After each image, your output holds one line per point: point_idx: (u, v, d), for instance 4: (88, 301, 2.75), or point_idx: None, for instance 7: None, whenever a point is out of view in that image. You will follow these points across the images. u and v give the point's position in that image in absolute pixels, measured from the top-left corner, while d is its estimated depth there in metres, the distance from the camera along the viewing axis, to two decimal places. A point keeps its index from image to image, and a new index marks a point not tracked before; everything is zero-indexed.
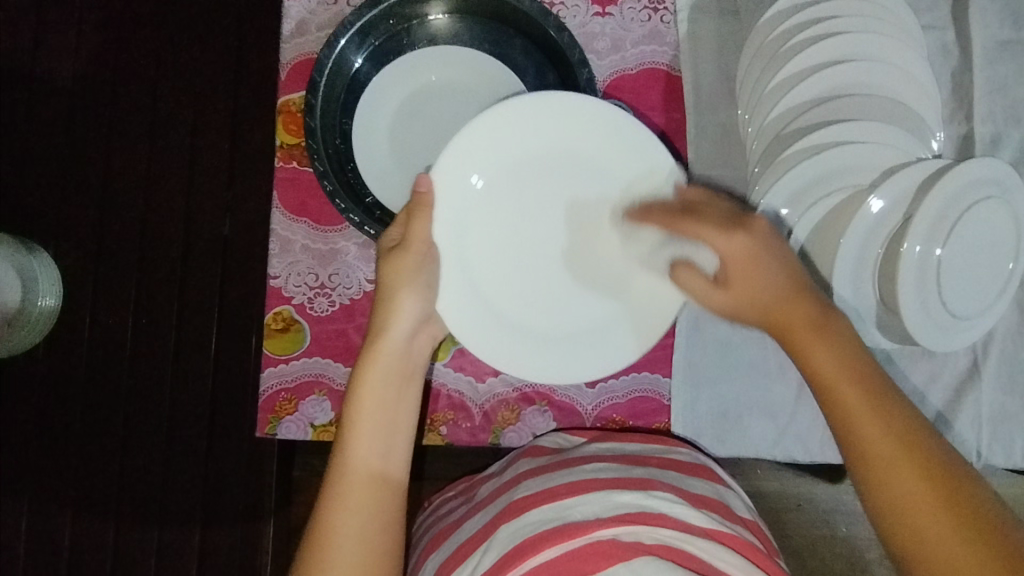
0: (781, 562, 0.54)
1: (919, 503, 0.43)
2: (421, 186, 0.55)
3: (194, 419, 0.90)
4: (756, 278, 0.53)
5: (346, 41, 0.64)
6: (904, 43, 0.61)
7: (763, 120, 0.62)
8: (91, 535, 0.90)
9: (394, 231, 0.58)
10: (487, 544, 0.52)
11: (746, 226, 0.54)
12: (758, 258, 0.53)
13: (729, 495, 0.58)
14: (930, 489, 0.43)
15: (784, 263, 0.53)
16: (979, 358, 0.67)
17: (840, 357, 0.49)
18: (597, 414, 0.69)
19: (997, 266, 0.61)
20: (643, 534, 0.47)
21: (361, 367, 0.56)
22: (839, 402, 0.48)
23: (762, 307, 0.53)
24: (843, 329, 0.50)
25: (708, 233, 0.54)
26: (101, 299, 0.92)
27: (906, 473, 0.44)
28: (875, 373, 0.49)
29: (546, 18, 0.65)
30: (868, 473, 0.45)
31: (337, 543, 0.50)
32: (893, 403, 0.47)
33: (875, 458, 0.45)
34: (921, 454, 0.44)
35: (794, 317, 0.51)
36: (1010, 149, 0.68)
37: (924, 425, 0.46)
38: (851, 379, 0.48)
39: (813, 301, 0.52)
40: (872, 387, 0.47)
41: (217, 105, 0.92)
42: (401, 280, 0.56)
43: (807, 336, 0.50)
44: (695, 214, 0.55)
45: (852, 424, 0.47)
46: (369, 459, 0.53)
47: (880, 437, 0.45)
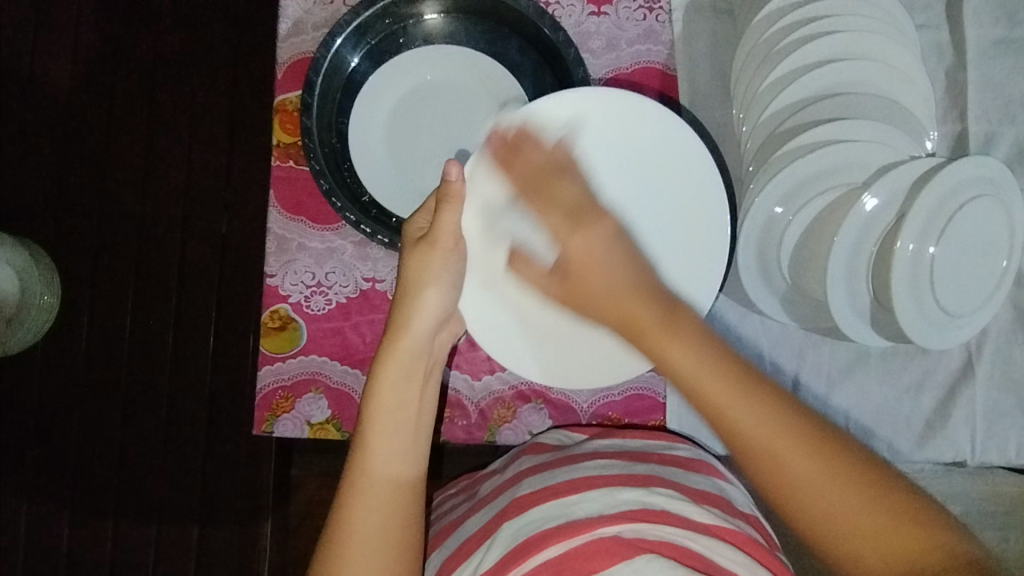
0: (782, 556, 0.54)
1: (818, 488, 0.42)
2: (450, 176, 0.54)
3: (192, 417, 0.90)
4: (597, 277, 0.54)
5: (341, 41, 0.64)
6: (896, 43, 0.61)
7: (756, 119, 0.63)
8: (89, 532, 0.90)
9: (421, 219, 0.59)
10: (490, 542, 0.52)
11: (585, 225, 0.57)
12: (601, 251, 0.55)
13: (730, 490, 0.59)
14: (823, 471, 0.43)
15: (626, 255, 0.55)
16: (972, 355, 0.67)
17: (707, 362, 0.46)
18: (593, 411, 0.70)
19: (989, 263, 0.61)
20: (645, 531, 0.48)
21: (382, 362, 0.56)
22: (693, 386, 0.46)
23: (605, 312, 0.53)
24: (693, 324, 0.49)
25: (553, 225, 0.57)
26: (99, 298, 0.92)
27: (795, 457, 0.43)
28: (733, 362, 0.47)
29: (541, 17, 0.65)
30: (756, 459, 0.44)
31: (357, 540, 0.50)
32: (772, 397, 0.45)
33: (762, 446, 0.44)
34: (838, 458, 0.43)
35: (644, 318, 0.50)
36: (1004, 148, 0.68)
37: (813, 415, 0.45)
38: (717, 370, 0.46)
39: (658, 303, 0.51)
40: (739, 374, 0.46)
41: (213, 105, 0.92)
42: (427, 273, 0.56)
43: (660, 337, 0.49)
44: (548, 195, 0.57)
45: (742, 435, 0.44)
46: (388, 457, 0.53)
47: (767, 429, 0.44)
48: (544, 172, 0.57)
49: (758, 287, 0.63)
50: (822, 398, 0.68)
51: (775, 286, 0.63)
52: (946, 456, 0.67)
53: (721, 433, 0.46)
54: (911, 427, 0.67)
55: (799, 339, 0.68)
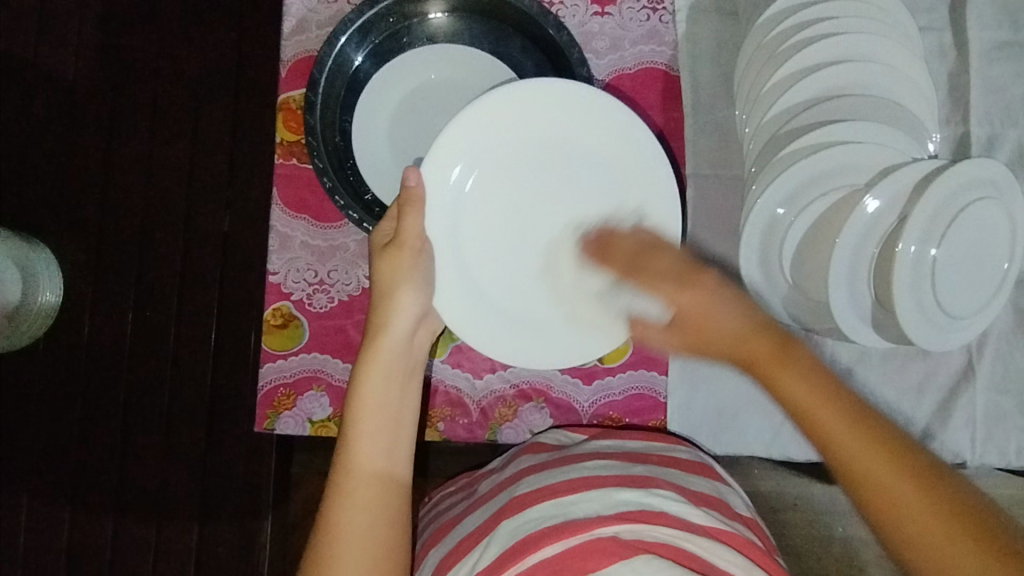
0: (780, 559, 0.54)
1: (929, 528, 0.41)
2: (408, 182, 0.55)
3: (193, 414, 0.91)
4: (716, 333, 0.52)
5: (346, 39, 0.64)
6: (899, 45, 0.61)
7: (760, 120, 0.63)
8: (90, 528, 0.90)
9: (386, 226, 0.59)
10: (487, 541, 0.52)
11: (695, 283, 0.53)
12: (713, 304, 0.52)
13: (728, 492, 0.59)
14: (931, 507, 0.42)
15: (740, 301, 0.52)
16: (973, 358, 0.67)
17: (816, 383, 0.47)
18: (594, 410, 0.70)
19: (991, 265, 0.61)
20: (643, 532, 0.48)
21: (363, 363, 0.56)
22: (799, 408, 0.47)
23: (725, 350, 0.52)
24: (805, 356, 0.49)
25: (665, 292, 0.54)
26: (101, 294, 0.92)
27: (899, 490, 0.43)
28: (842, 390, 0.47)
29: (546, 17, 0.65)
30: (857, 485, 0.44)
31: (346, 541, 0.50)
32: (881, 426, 0.45)
33: (863, 475, 0.44)
34: (950, 500, 0.42)
35: (760, 351, 0.50)
36: (1006, 151, 0.68)
37: (928, 457, 0.44)
38: (821, 398, 0.46)
39: (774, 333, 0.50)
40: (850, 406, 0.46)
41: (217, 103, 0.92)
42: (399, 277, 0.56)
43: (773, 367, 0.49)
44: (649, 270, 0.55)
45: (848, 458, 0.44)
46: (374, 456, 0.54)
47: (873, 460, 0.44)
48: (642, 250, 0.57)
49: (759, 289, 0.63)
50: None
51: (776, 287, 0.63)
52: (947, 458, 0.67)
53: (824, 452, 0.46)
54: (912, 428, 0.67)
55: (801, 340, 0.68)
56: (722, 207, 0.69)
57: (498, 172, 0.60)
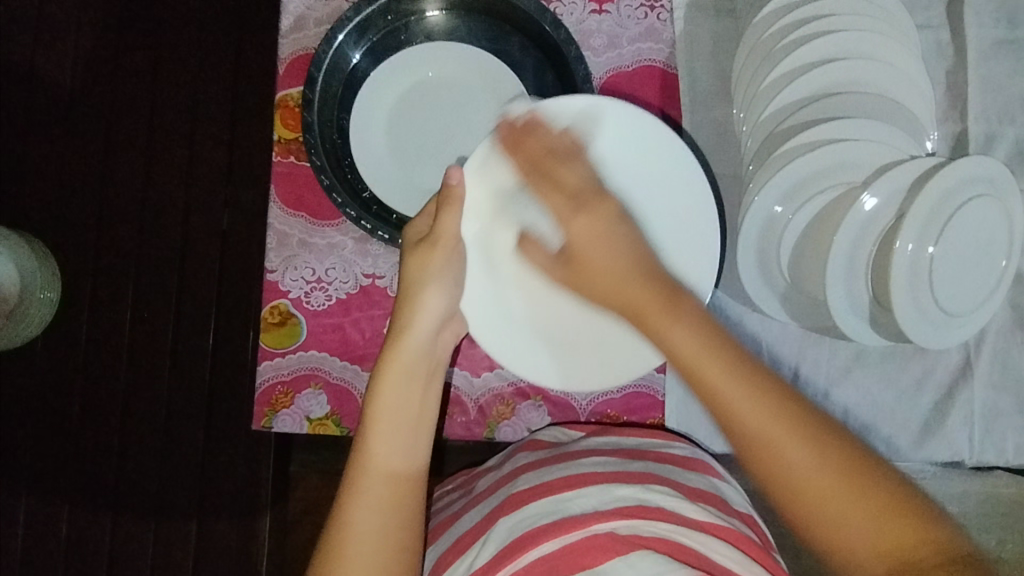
0: (777, 555, 0.54)
1: (810, 474, 0.42)
2: (450, 180, 0.54)
3: (191, 412, 0.90)
4: (597, 264, 0.54)
5: (344, 37, 0.64)
6: (897, 43, 0.62)
7: (757, 117, 0.63)
8: (88, 527, 0.90)
9: (421, 223, 0.59)
10: (485, 538, 0.52)
11: (589, 208, 0.56)
12: (605, 237, 0.54)
13: (726, 488, 0.59)
14: (813, 457, 0.42)
15: (629, 240, 0.54)
16: (971, 355, 0.67)
17: (700, 338, 0.47)
18: (592, 409, 0.70)
19: (988, 263, 0.61)
20: (640, 528, 0.48)
21: (385, 359, 0.56)
22: (686, 363, 0.47)
23: (606, 293, 0.54)
24: (692, 309, 0.49)
25: (557, 211, 0.56)
26: (99, 293, 0.92)
27: (783, 439, 0.43)
28: (731, 345, 0.47)
29: (541, 14, 0.65)
30: (743, 439, 0.44)
31: (355, 539, 0.50)
32: (763, 375, 0.45)
33: (749, 427, 0.44)
34: (830, 445, 0.42)
35: (646, 304, 0.50)
36: (1003, 149, 0.68)
37: (808, 404, 0.45)
38: (710, 352, 0.46)
39: (656, 287, 0.51)
40: (735, 358, 0.46)
41: (214, 101, 0.92)
42: (430, 276, 0.56)
43: (660, 319, 0.49)
44: (552, 178, 0.56)
45: (737, 417, 0.44)
46: (390, 454, 0.53)
47: (756, 410, 0.44)
48: (546, 157, 0.56)
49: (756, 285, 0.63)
50: (821, 396, 0.68)
51: (774, 284, 0.63)
52: (944, 455, 0.67)
53: (715, 411, 0.45)
54: (910, 426, 0.67)
55: (799, 337, 0.68)
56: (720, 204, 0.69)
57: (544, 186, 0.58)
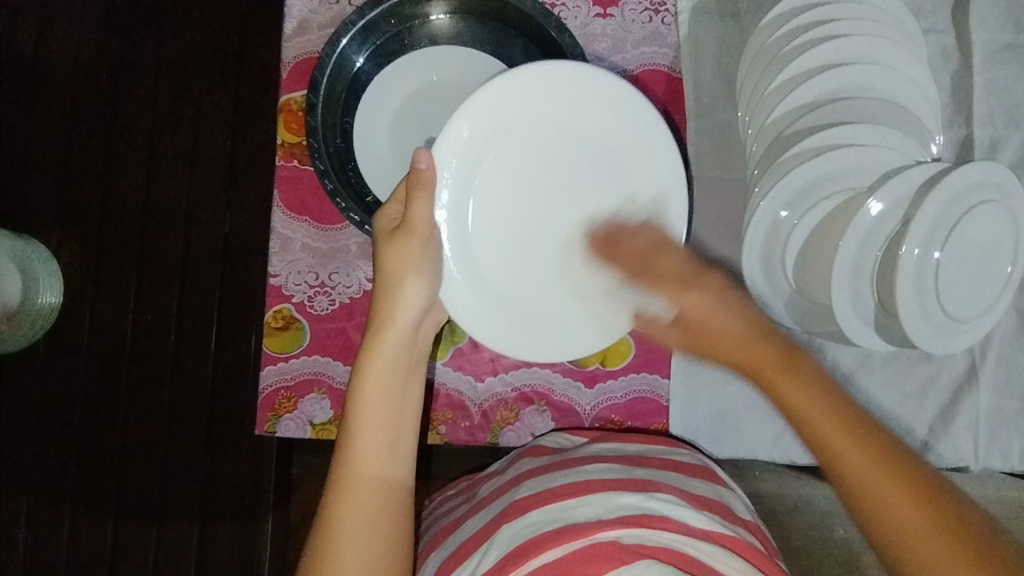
0: (780, 563, 0.54)
1: (931, 549, 0.42)
2: (420, 164, 0.53)
3: (194, 416, 0.90)
4: (719, 338, 0.54)
5: (347, 41, 0.64)
6: (903, 47, 0.61)
7: (762, 122, 0.63)
8: (90, 531, 0.90)
9: (393, 210, 0.58)
10: (487, 545, 0.52)
11: (701, 286, 0.55)
12: (721, 310, 0.54)
13: (729, 495, 0.59)
14: (936, 528, 0.42)
15: (746, 312, 0.54)
16: (976, 361, 0.67)
17: (831, 409, 0.47)
18: (596, 414, 0.70)
19: (994, 269, 0.61)
20: (644, 537, 0.47)
21: (367, 355, 0.56)
22: (805, 421, 0.48)
23: (729, 356, 0.53)
24: (813, 366, 0.50)
25: (670, 294, 0.55)
26: (101, 296, 0.92)
27: (902, 505, 0.43)
28: (846, 404, 0.48)
29: (546, 18, 0.64)
30: (863, 501, 0.44)
31: (345, 535, 0.50)
32: (885, 440, 0.46)
33: (870, 490, 0.44)
34: (957, 522, 0.42)
35: (766, 360, 0.51)
36: (1009, 154, 0.68)
37: (936, 476, 0.45)
38: (830, 414, 0.47)
39: (776, 342, 0.52)
40: (853, 421, 0.47)
41: (217, 104, 0.92)
42: (405, 263, 0.56)
43: (777, 375, 0.50)
44: (653, 271, 0.56)
45: (849, 473, 0.45)
46: (375, 454, 0.53)
47: (875, 471, 0.44)
48: (650, 252, 0.57)
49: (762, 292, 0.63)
50: None
51: (780, 290, 0.63)
52: (950, 461, 0.67)
53: (827, 467, 0.47)
54: (915, 432, 0.67)
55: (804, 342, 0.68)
56: (725, 209, 0.69)
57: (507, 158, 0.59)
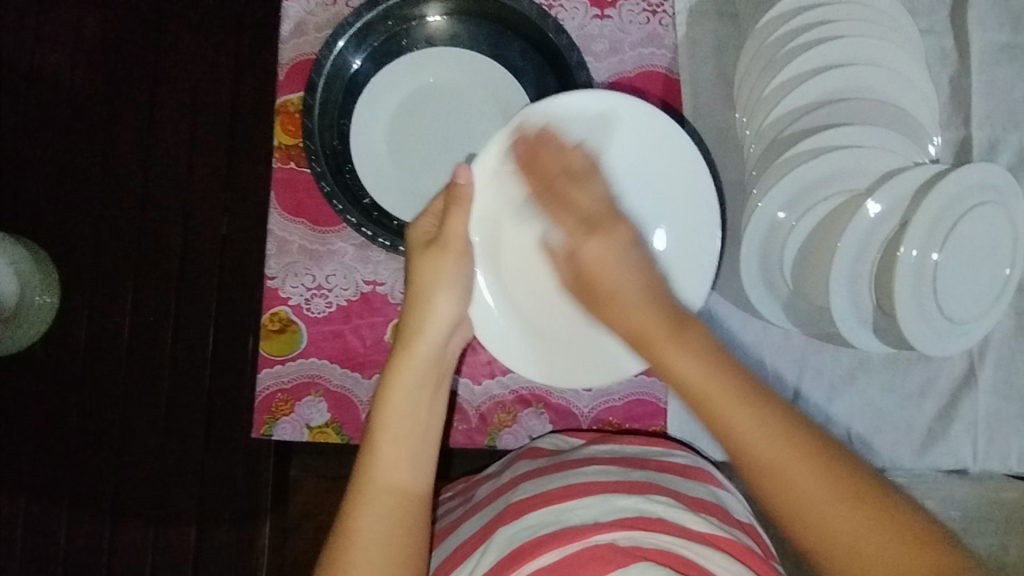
0: (778, 566, 0.54)
1: (836, 522, 0.41)
2: (459, 179, 0.56)
3: (192, 418, 0.90)
4: (619, 292, 0.51)
5: (344, 43, 0.64)
6: (901, 49, 0.61)
7: (761, 123, 0.63)
8: (88, 533, 0.90)
9: (427, 224, 0.60)
10: (484, 548, 0.52)
11: (601, 230, 0.54)
12: (615, 258, 0.52)
13: (727, 497, 0.58)
14: (837, 498, 0.41)
15: (642, 266, 0.52)
16: (975, 363, 0.67)
17: (705, 366, 0.46)
18: (594, 416, 0.69)
19: (993, 271, 0.61)
20: (641, 539, 0.47)
21: (394, 365, 0.56)
22: (698, 399, 0.45)
23: (625, 325, 0.51)
24: (699, 334, 0.48)
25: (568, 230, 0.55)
26: (98, 297, 0.92)
27: (805, 482, 0.42)
28: (738, 373, 0.46)
29: (544, 20, 0.65)
30: (766, 481, 0.43)
31: (364, 544, 0.50)
32: (777, 412, 0.44)
33: (773, 468, 0.43)
34: (857, 487, 0.42)
35: (651, 330, 0.49)
36: (1007, 155, 0.68)
37: (824, 437, 0.44)
38: (721, 390, 0.45)
39: (665, 309, 0.50)
40: (747, 393, 0.45)
41: (213, 106, 0.92)
42: (439, 278, 0.57)
43: (664, 345, 0.47)
44: (564, 199, 0.56)
45: (749, 450, 0.43)
46: (396, 464, 0.53)
47: (772, 447, 0.43)
48: (563, 181, 0.56)
49: (761, 294, 0.63)
50: (825, 404, 0.67)
51: (778, 292, 0.63)
52: (948, 463, 0.67)
53: (726, 446, 0.45)
54: (913, 434, 0.67)
55: (801, 344, 0.68)
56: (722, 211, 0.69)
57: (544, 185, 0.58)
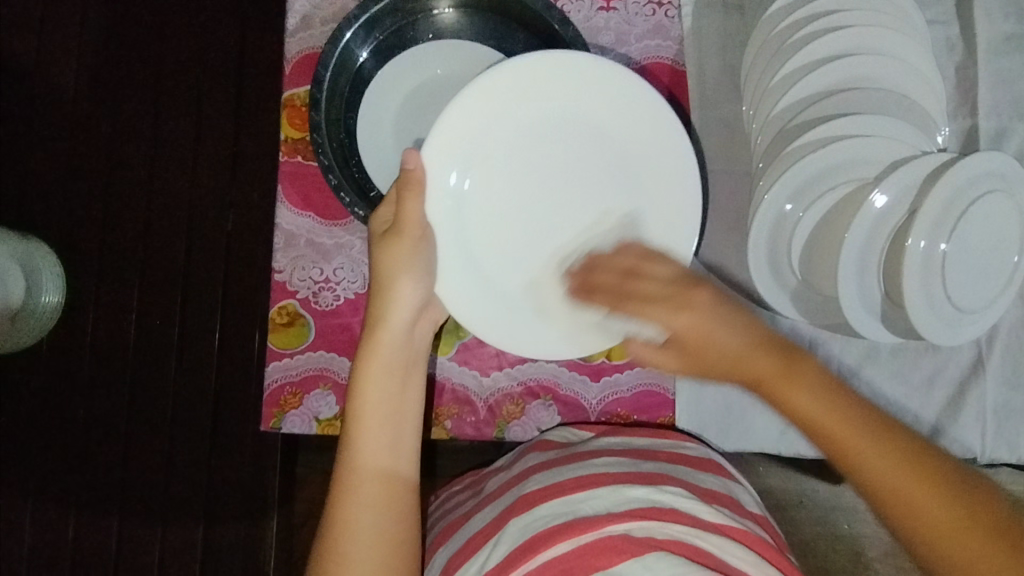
0: (791, 556, 0.54)
1: (959, 541, 0.42)
2: (409, 164, 0.54)
3: (197, 414, 0.90)
4: (712, 351, 0.49)
5: (351, 35, 0.64)
6: (906, 37, 0.61)
7: (767, 113, 0.63)
8: (96, 530, 0.90)
9: (386, 212, 0.58)
10: (497, 539, 0.52)
11: (690, 297, 0.50)
12: (714, 324, 0.49)
13: (738, 489, 0.59)
14: (958, 522, 0.42)
15: (742, 321, 0.49)
16: (983, 352, 0.67)
17: (827, 400, 0.46)
18: (602, 408, 0.69)
19: (1001, 260, 0.61)
20: (654, 529, 0.47)
21: (362, 359, 0.55)
22: (817, 429, 0.46)
23: (725, 372, 0.49)
24: (814, 372, 0.47)
25: (654, 311, 0.50)
26: (104, 295, 0.92)
27: (923, 500, 0.43)
28: (857, 401, 0.46)
29: (550, 11, 0.64)
30: (888, 506, 0.44)
31: (356, 536, 0.50)
32: (895, 434, 0.45)
33: (890, 490, 0.43)
34: (972, 507, 0.42)
35: (765, 374, 0.47)
36: (1014, 144, 0.67)
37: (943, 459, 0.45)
38: (847, 419, 0.45)
39: (776, 352, 0.48)
40: (870, 421, 0.45)
41: (218, 103, 0.92)
42: (397, 267, 0.55)
43: (783, 389, 0.47)
44: (637, 274, 0.53)
45: (870, 475, 0.44)
46: (377, 454, 0.53)
47: (893, 471, 0.43)
48: (631, 270, 0.53)
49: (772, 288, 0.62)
50: None
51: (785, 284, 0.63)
52: (957, 452, 0.67)
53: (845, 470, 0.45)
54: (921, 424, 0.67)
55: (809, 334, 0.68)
56: (729, 202, 0.69)
57: (500, 156, 0.59)
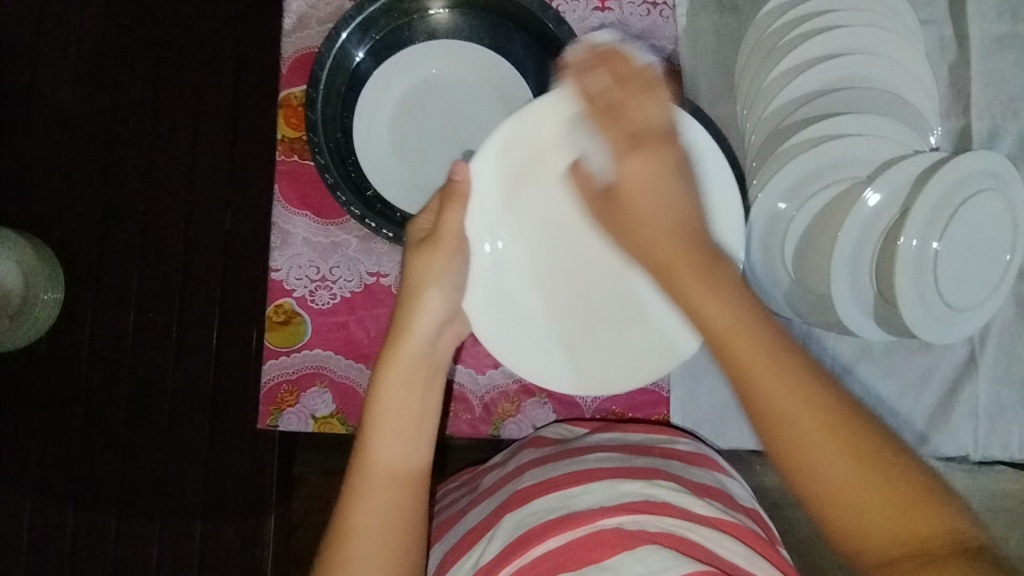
0: (782, 549, 0.55)
1: (844, 480, 0.40)
2: (456, 175, 0.56)
3: (196, 411, 0.91)
4: (643, 203, 0.50)
5: (347, 34, 0.64)
6: (897, 36, 0.61)
7: (761, 114, 0.64)
8: (94, 527, 0.90)
9: (425, 220, 0.59)
10: (491, 533, 0.52)
11: (645, 148, 0.51)
12: (654, 183, 0.50)
13: (731, 483, 0.59)
14: (849, 464, 0.41)
15: (670, 201, 0.50)
16: (975, 350, 0.67)
17: (737, 314, 0.44)
18: (597, 406, 0.70)
19: (993, 258, 0.61)
20: (647, 522, 0.48)
21: (387, 365, 0.56)
22: (716, 335, 0.45)
23: (648, 238, 0.50)
24: (731, 281, 0.46)
25: (616, 149, 0.52)
26: (103, 293, 0.92)
27: (809, 432, 0.41)
28: (755, 314, 0.45)
29: (544, 10, 0.65)
30: (768, 426, 0.42)
31: (363, 532, 0.51)
32: (793, 360, 0.43)
33: (777, 414, 0.42)
34: (866, 449, 0.41)
35: (678, 261, 0.48)
36: (1007, 144, 0.68)
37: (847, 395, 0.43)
38: (744, 330, 0.44)
39: (697, 247, 0.48)
40: (775, 343, 0.43)
41: (216, 103, 0.93)
42: (428, 276, 0.57)
43: (687, 274, 0.47)
44: (615, 112, 0.53)
45: (766, 394, 0.42)
46: (392, 453, 0.53)
47: (790, 398, 0.42)
48: (616, 105, 0.53)
49: None
50: None
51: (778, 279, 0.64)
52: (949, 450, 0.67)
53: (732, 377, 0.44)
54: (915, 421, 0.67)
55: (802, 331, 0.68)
56: None
57: (538, 186, 0.60)
